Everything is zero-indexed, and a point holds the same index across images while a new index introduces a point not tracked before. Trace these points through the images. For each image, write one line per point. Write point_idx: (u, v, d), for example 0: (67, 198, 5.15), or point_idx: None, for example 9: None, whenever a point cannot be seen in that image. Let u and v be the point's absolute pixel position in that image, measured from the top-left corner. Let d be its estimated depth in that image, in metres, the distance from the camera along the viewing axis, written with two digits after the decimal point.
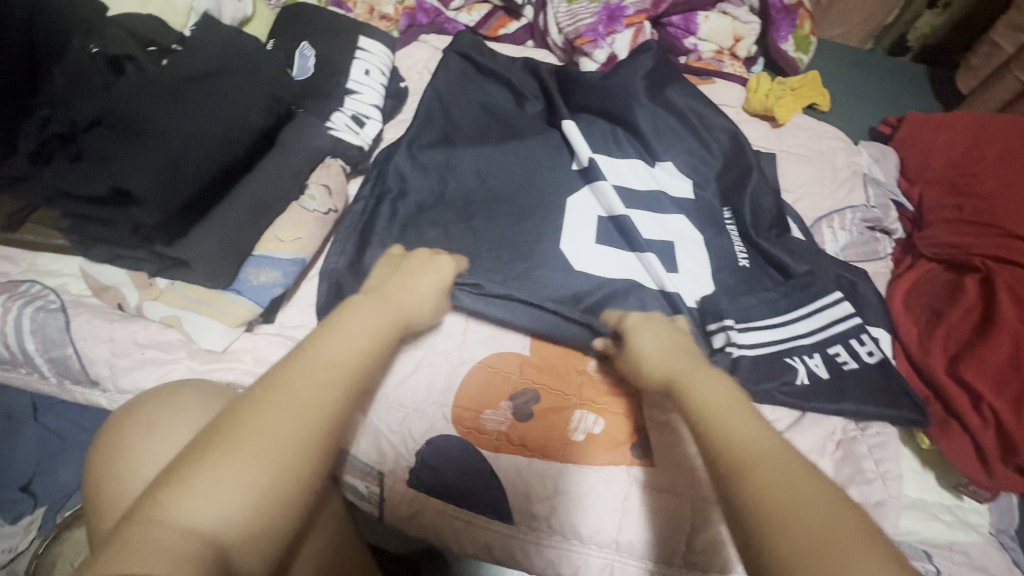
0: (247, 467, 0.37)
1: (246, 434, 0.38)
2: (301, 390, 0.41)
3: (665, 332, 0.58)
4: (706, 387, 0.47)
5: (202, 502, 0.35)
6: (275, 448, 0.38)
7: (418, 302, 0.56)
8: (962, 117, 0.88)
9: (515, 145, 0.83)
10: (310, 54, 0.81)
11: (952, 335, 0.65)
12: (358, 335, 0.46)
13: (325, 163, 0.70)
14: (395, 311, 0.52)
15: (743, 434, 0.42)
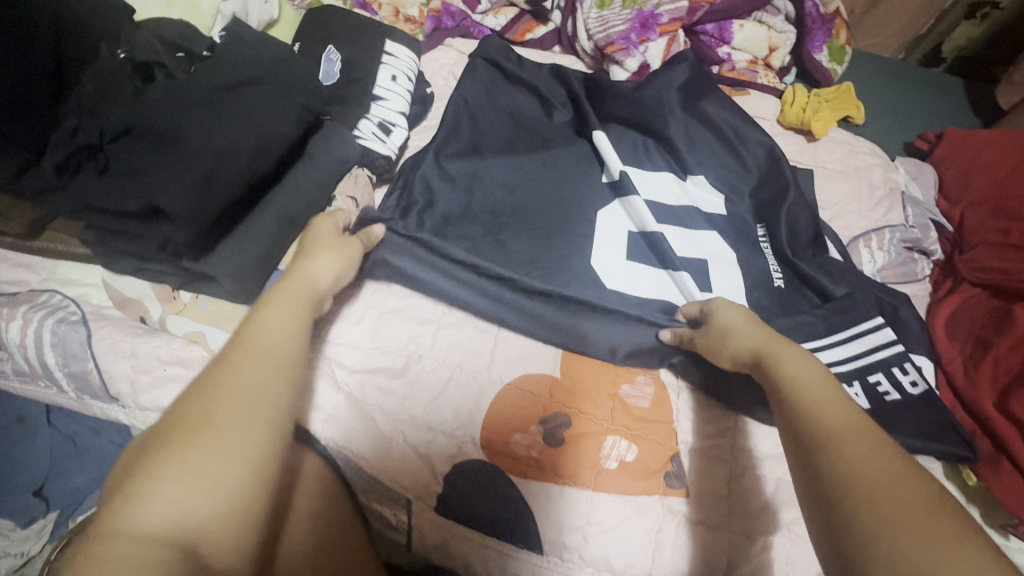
0: (207, 455, 0.32)
1: (203, 414, 0.34)
2: (243, 370, 0.37)
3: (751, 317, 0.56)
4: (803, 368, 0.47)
5: (161, 502, 0.30)
6: (233, 429, 0.34)
7: (314, 273, 0.50)
8: (1007, 133, 0.85)
9: (544, 155, 0.80)
10: (337, 58, 0.79)
11: (1000, 367, 0.63)
12: (285, 306, 0.43)
13: (351, 172, 0.68)
14: (303, 285, 0.48)
15: (836, 414, 0.41)
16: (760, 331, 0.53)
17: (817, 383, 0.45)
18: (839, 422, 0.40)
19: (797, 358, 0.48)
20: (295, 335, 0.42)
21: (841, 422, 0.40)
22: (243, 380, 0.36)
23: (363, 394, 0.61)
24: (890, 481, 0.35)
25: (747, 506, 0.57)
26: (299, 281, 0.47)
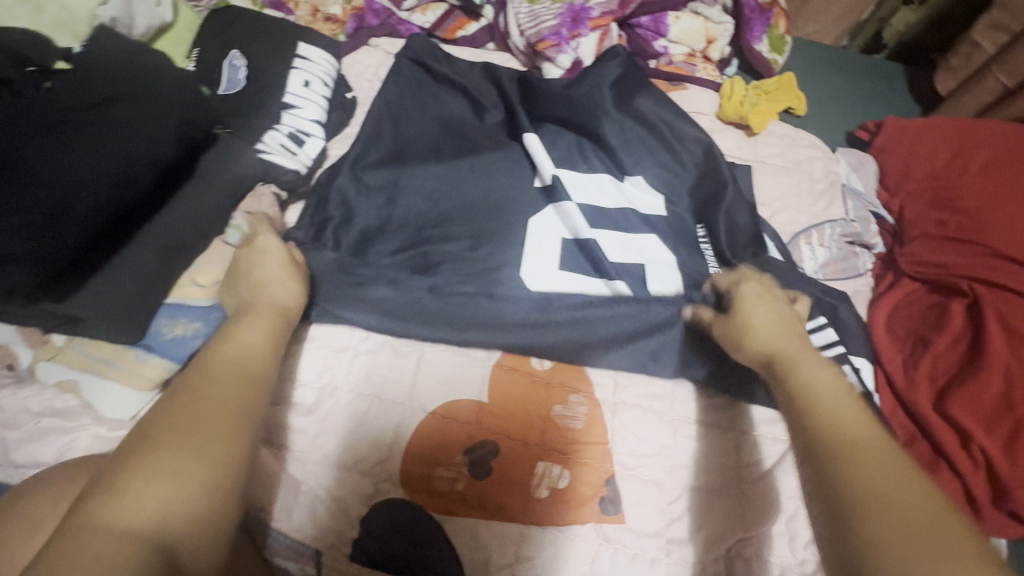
0: (187, 460, 0.34)
1: (183, 419, 0.36)
2: (218, 385, 0.39)
3: (781, 313, 0.54)
4: (812, 368, 0.45)
5: (136, 501, 0.31)
6: (210, 436, 0.36)
7: (273, 295, 0.51)
8: (941, 123, 0.84)
9: (472, 161, 0.76)
10: (241, 64, 0.73)
11: (939, 366, 0.61)
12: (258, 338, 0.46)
13: (254, 190, 0.61)
14: (267, 310, 0.49)
15: (844, 417, 0.40)
16: (774, 329, 0.51)
17: (831, 389, 0.42)
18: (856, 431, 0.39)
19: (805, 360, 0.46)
20: (264, 356, 0.45)
21: (847, 426, 0.39)
22: (220, 395, 0.39)
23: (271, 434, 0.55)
24: (898, 490, 0.34)
25: (686, 525, 0.56)
26: (263, 313, 0.48)
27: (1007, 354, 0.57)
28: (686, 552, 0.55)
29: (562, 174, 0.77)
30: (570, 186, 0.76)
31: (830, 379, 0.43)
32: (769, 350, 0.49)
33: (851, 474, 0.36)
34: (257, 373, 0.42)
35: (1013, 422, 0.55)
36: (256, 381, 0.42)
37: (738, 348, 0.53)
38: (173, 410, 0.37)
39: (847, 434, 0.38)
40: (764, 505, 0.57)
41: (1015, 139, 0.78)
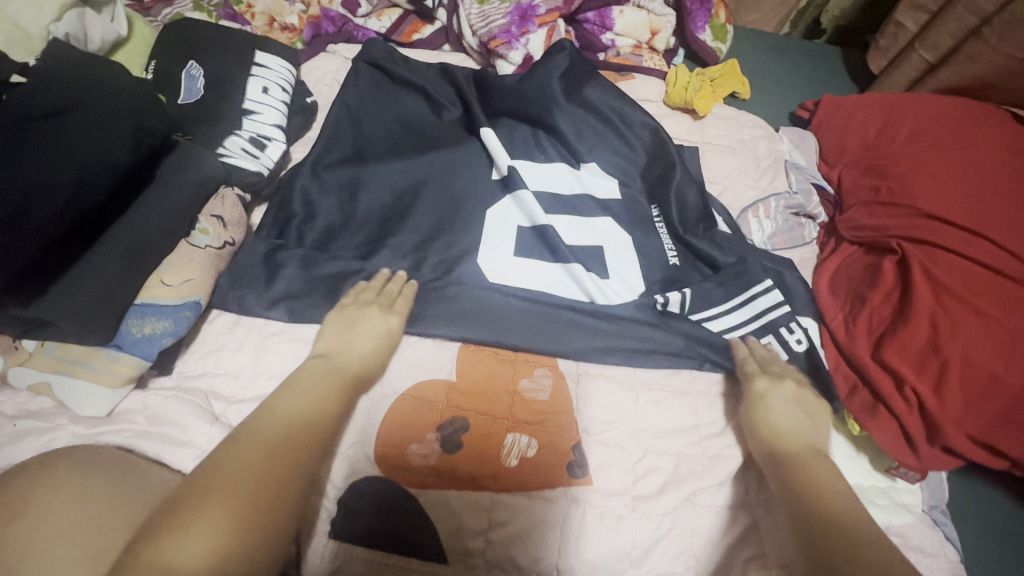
0: (219, 522, 0.38)
1: (219, 489, 0.40)
2: (258, 459, 0.44)
3: (804, 402, 0.59)
4: (824, 470, 0.52)
5: (191, 546, 0.36)
6: (245, 501, 0.40)
7: (349, 356, 0.58)
8: (873, 99, 0.89)
9: (432, 158, 0.78)
10: (199, 74, 0.75)
11: (874, 319, 0.65)
12: (311, 394, 0.52)
13: (218, 193, 0.64)
14: (337, 374, 0.55)
15: (839, 498, 0.49)
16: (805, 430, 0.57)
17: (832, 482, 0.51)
18: (849, 512, 0.48)
19: (812, 454, 0.54)
20: (314, 428, 0.49)
21: (843, 508, 0.48)
22: (261, 463, 0.43)
23: None
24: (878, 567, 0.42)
25: (651, 485, 0.59)
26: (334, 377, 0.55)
27: (932, 302, 0.61)
28: (652, 508, 0.58)
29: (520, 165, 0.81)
30: (527, 176, 0.80)
31: (836, 475, 0.52)
32: (794, 446, 0.55)
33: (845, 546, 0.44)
34: (304, 444, 0.47)
35: (942, 362, 0.58)
36: (301, 447, 0.47)
37: (748, 437, 0.59)
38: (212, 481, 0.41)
39: (839, 512, 0.47)
40: (720, 457, 0.61)
41: (942, 107, 0.83)
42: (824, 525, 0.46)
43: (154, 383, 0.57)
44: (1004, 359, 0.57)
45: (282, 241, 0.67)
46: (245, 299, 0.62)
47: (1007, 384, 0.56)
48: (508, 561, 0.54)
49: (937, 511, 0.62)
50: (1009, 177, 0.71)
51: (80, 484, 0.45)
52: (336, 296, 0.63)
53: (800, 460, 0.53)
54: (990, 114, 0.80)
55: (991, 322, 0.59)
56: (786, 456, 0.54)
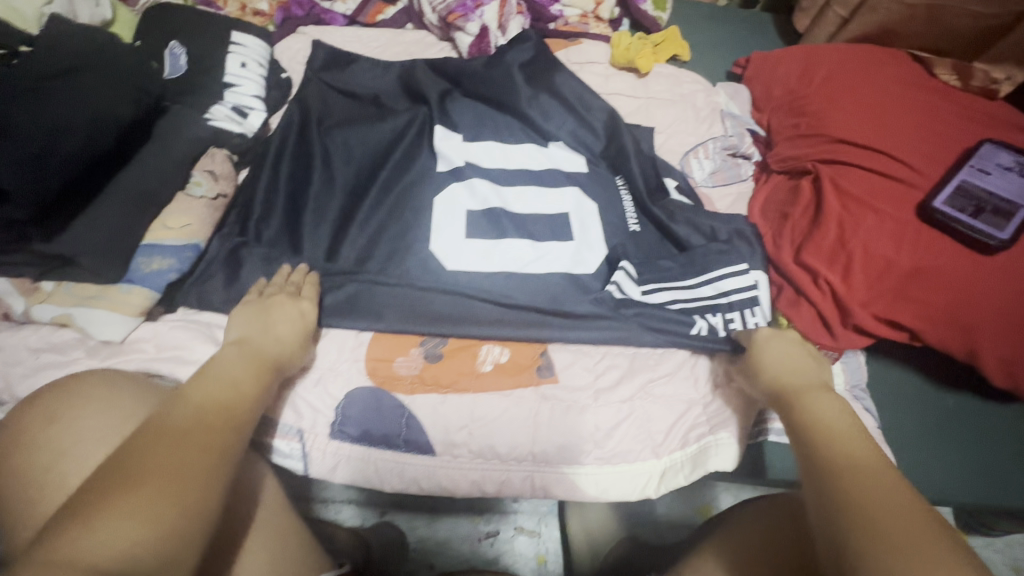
0: (141, 509, 0.36)
1: (135, 481, 0.37)
2: (180, 444, 0.41)
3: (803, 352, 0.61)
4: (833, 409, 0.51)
5: (104, 543, 0.34)
6: (164, 488, 0.37)
7: (265, 339, 0.57)
8: (794, 50, 1.00)
9: (397, 121, 0.87)
10: (182, 52, 0.81)
11: (796, 230, 0.75)
12: (226, 380, 0.49)
13: (208, 152, 0.71)
14: (256, 356, 0.54)
15: (845, 436, 0.48)
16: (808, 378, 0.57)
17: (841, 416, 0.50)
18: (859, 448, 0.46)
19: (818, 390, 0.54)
20: (240, 415, 0.47)
21: (851, 445, 0.47)
22: (187, 452, 0.40)
23: None
24: (897, 508, 0.40)
25: (610, 381, 0.68)
26: (250, 359, 0.53)
27: (839, 209, 0.71)
28: (612, 397, 0.66)
29: (484, 142, 0.88)
30: (480, 159, 0.86)
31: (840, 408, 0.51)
32: (792, 386, 0.56)
33: (867, 487, 0.42)
34: (227, 431, 0.44)
35: (849, 256, 0.68)
36: (221, 430, 0.44)
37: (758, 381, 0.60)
38: (126, 471, 0.37)
39: (851, 448, 0.46)
40: (669, 355, 0.70)
41: (850, 53, 0.94)
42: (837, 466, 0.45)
43: (162, 318, 0.64)
44: (897, 246, 0.67)
45: (242, 239, 0.70)
46: (204, 295, 0.65)
47: (899, 266, 0.66)
48: (488, 449, 0.63)
49: (857, 389, 0.71)
50: (903, 104, 0.82)
51: (117, 412, 0.50)
52: (275, 285, 0.64)
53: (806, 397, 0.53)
54: (890, 56, 0.92)
55: (886, 218, 0.69)
56: (796, 400, 0.54)
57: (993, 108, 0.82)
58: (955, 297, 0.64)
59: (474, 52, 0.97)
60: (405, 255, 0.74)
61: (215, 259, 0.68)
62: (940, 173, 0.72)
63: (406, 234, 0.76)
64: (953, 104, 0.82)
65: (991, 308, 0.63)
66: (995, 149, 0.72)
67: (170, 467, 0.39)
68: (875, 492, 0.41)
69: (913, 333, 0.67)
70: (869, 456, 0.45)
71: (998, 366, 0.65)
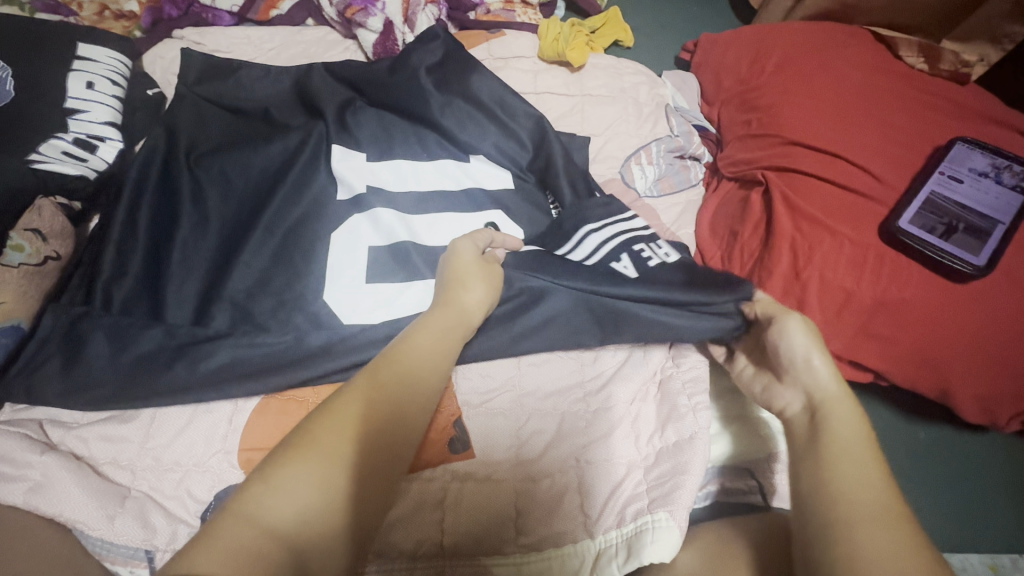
0: (311, 473, 0.38)
1: (320, 442, 0.39)
2: (363, 407, 0.43)
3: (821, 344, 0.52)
4: (847, 429, 0.44)
5: (281, 504, 0.36)
6: (339, 452, 0.39)
7: (462, 301, 0.55)
8: (744, 32, 0.89)
9: (288, 139, 0.74)
10: (6, 75, 0.66)
11: (746, 253, 0.65)
12: (429, 342, 0.50)
13: (34, 205, 0.59)
14: (453, 316, 0.53)
15: (855, 466, 0.41)
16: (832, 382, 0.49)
17: (851, 435, 0.43)
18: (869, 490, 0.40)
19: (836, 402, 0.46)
20: (435, 372, 0.49)
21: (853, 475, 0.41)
22: (361, 416, 0.42)
23: (87, 450, 0.53)
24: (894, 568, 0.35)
25: (536, 450, 0.58)
26: (449, 312, 0.53)
27: (792, 229, 0.61)
28: (536, 471, 0.57)
29: (393, 161, 0.75)
30: (387, 183, 0.73)
31: (856, 428, 0.44)
32: (815, 391, 0.48)
33: (870, 549, 0.36)
34: (419, 389, 0.46)
35: (806, 288, 0.59)
36: (409, 395, 0.45)
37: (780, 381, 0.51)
38: (314, 431, 0.40)
39: (848, 488, 0.40)
40: (603, 411, 0.60)
41: (806, 33, 0.83)
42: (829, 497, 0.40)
43: None
44: (857, 274, 0.58)
45: (84, 308, 0.58)
46: (35, 386, 0.53)
47: (860, 299, 0.58)
48: (390, 549, 0.53)
49: None
50: (865, 95, 0.72)
51: None
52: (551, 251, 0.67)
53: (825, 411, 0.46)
54: (850, 36, 0.81)
55: (843, 241, 0.59)
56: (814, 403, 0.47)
57: (962, 94, 0.73)
58: (923, 335, 0.57)
59: (379, 52, 0.84)
60: (294, 309, 0.62)
61: (51, 338, 0.56)
62: (907, 182, 0.63)
63: (295, 283, 0.64)
64: (921, 92, 0.73)
65: (965, 346, 0.56)
66: (967, 150, 0.62)
67: (336, 432, 0.40)
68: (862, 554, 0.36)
69: (877, 372, 0.60)
70: (876, 494, 0.39)
71: (973, 405, 0.58)
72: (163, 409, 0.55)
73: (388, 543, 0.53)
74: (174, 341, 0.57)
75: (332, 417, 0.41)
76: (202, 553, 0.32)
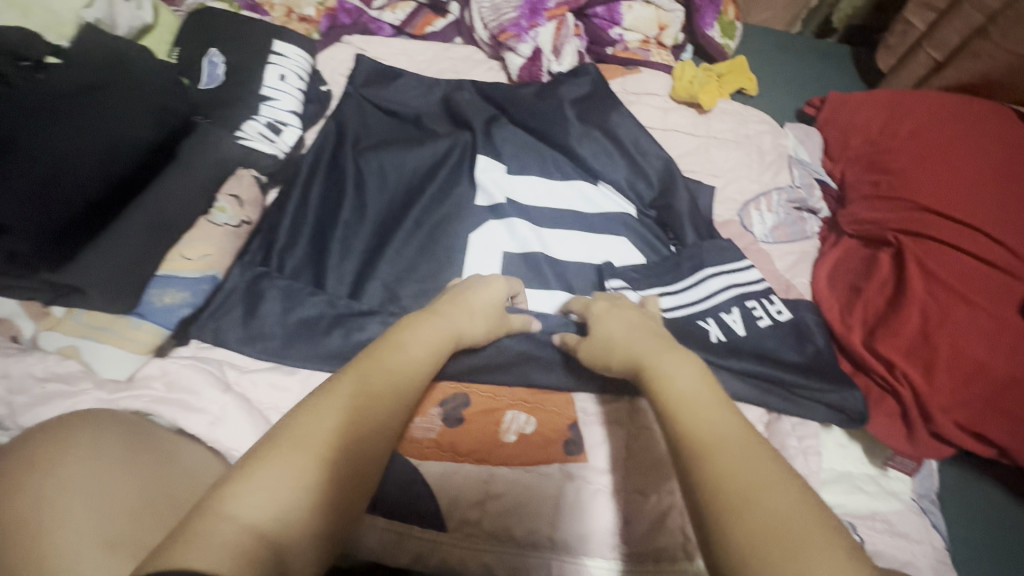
0: (294, 473, 0.36)
1: (304, 440, 0.38)
2: (348, 408, 0.41)
3: (631, 316, 0.57)
4: (677, 373, 0.46)
5: (262, 502, 0.34)
6: (321, 451, 0.38)
7: (459, 323, 0.54)
8: (876, 96, 0.91)
9: (438, 144, 0.81)
10: (220, 61, 0.78)
11: (869, 308, 0.67)
12: (415, 351, 0.49)
13: (236, 174, 0.69)
14: (442, 328, 0.52)
15: (695, 403, 0.43)
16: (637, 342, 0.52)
17: (682, 377, 0.45)
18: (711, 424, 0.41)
19: (660, 351, 0.49)
20: (414, 380, 0.47)
21: (708, 419, 0.41)
22: (350, 416, 0.41)
23: (255, 394, 0.59)
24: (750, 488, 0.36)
25: (644, 463, 0.60)
26: (438, 325, 0.52)
27: (924, 295, 0.64)
28: (643, 485, 0.59)
29: (528, 176, 0.81)
30: (522, 196, 0.79)
31: (686, 372, 0.46)
32: (635, 356, 0.50)
33: (722, 472, 0.37)
34: (403, 392, 0.46)
35: (934, 350, 0.61)
36: (389, 398, 0.44)
37: (605, 360, 0.55)
38: (290, 433, 0.38)
39: (703, 422, 0.41)
40: None
41: (942, 104, 0.84)
42: (702, 449, 0.39)
43: (174, 352, 0.61)
44: (991, 348, 0.60)
45: (263, 268, 0.66)
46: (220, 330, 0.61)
47: (993, 372, 0.59)
48: (502, 531, 0.57)
49: (925, 499, 0.63)
50: (1007, 174, 0.74)
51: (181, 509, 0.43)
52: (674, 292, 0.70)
53: (652, 368, 0.47)
54: (991, 111, 0.82)
55: (981, 312, 0.62)
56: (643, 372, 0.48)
57: None
58: None
59: (524, 76, 0.91)
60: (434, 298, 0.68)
61: (234, 291, 0.63)
62: None
63: (437, 274, 0.70)
64: None
65: None
66: None
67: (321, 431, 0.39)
68: (721, 481, 0.37)
69: (1002, 448, 0.59)
70: (725, 426, 0.40)
71: None
72: (320, 371, 0.62)
73: (494, 521, 0.57)
74: (334, 310, 0.64)
75: (316, 417, 0.40)
76: (186, 550, 0.30)
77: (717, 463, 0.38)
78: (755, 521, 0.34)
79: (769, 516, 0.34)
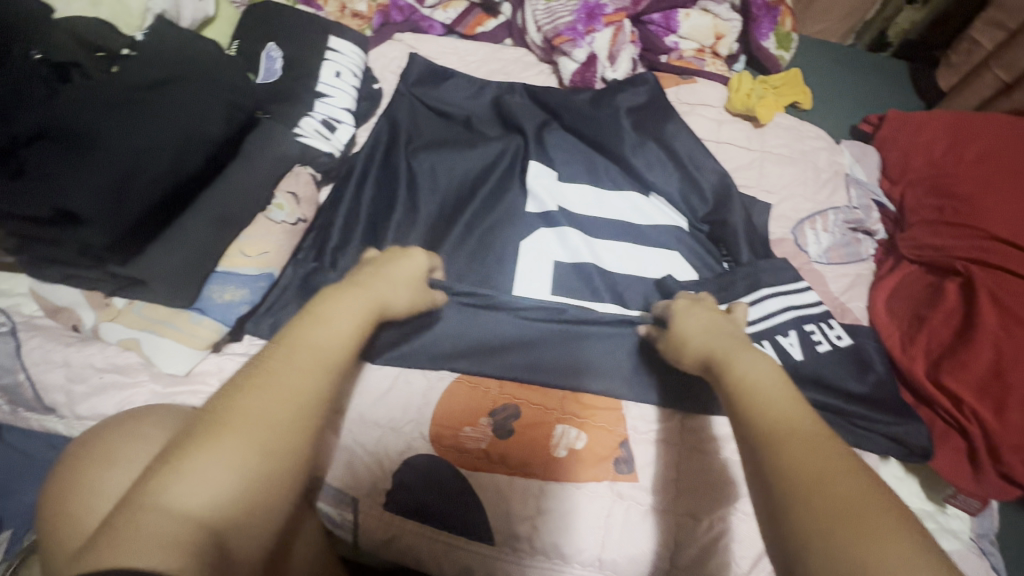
0: (228, 457, 0.32)
1: (234, 421, 0.34)
2: (274, 382, 0.36)
3: (715, 318, 0.54)
4: (753, 368, 0.43)
5: (195, 489, 0.31)
6: (252, 430, 0.34)
7: (386, 294, 0.48)
8: (942, 115, 0.88)
9: (489, 146, 0.80)
10: (278, 55, 0.77)
11: (935, 339, 0.65)
12: (343, 318, 0.42)
13: (294, 171, 0.70)
14: (371, 296, 0.46)
15: (765, 392, 0.40)
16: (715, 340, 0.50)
17: (757, 368, 0.43)
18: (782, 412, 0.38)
19: (735, 347, 0.46)
20: (347, 345, 0.41)
21: (781, 408, 0.38)
22: (287, 393, 0.36)
23: None
24: (820, 474, 0.33)
25: (697, 485, 0.59)
26: (370, 292, 0.46)
27: (996, 328, 0.61)
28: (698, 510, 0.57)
29: (579, 184, 0.80)
30: (573, 205, 0.78)
31: (758, 365, 0.43)
32: (713, 350, 0.48)
33: (791, 457, 0.34)
34: (338, 360, 0.40)
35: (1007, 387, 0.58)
36: (317, 365, 0.38)
37: (682, 358, 0.52)
38: (214, 417, 0.34)
39: (775, 409, 0.38)
40: None
41: (1014, 127, 0.81)
42: (768, 437, 0.36)
43: (228, 349, 0.61)
44: None
45: (317, 266, 0.65)
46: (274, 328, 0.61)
47: None
48: (550, 547, 0.56)
49: (985, 540, 0.61)
50: None
51: None
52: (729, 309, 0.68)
53: (725, 360, 0.45)
54: None
55: None
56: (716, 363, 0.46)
57: None
58: None
59: (576, 81, 0.90)
60: None
61: (289, 288, 0.64)
62: None
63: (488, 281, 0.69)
64: None
65: None
66: None
67: (251, 411, 0.34)
68: (789, 467, 0.34)
69: None
70: (796, 416, 0.38)
71: None
72: None
73: (543, 536, 0.56)
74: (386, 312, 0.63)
75: (237, 396, 0.35)
76: (113, 550, 0.28)
77: (791, 446, 0.35)
78: (821, 505, 0.32)
79: (836, 503, 0.31)
